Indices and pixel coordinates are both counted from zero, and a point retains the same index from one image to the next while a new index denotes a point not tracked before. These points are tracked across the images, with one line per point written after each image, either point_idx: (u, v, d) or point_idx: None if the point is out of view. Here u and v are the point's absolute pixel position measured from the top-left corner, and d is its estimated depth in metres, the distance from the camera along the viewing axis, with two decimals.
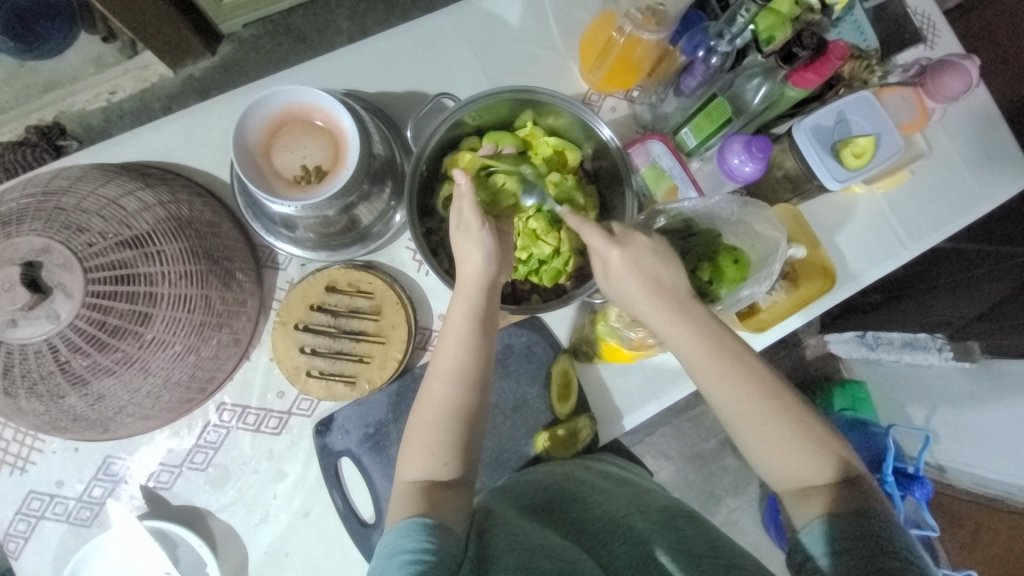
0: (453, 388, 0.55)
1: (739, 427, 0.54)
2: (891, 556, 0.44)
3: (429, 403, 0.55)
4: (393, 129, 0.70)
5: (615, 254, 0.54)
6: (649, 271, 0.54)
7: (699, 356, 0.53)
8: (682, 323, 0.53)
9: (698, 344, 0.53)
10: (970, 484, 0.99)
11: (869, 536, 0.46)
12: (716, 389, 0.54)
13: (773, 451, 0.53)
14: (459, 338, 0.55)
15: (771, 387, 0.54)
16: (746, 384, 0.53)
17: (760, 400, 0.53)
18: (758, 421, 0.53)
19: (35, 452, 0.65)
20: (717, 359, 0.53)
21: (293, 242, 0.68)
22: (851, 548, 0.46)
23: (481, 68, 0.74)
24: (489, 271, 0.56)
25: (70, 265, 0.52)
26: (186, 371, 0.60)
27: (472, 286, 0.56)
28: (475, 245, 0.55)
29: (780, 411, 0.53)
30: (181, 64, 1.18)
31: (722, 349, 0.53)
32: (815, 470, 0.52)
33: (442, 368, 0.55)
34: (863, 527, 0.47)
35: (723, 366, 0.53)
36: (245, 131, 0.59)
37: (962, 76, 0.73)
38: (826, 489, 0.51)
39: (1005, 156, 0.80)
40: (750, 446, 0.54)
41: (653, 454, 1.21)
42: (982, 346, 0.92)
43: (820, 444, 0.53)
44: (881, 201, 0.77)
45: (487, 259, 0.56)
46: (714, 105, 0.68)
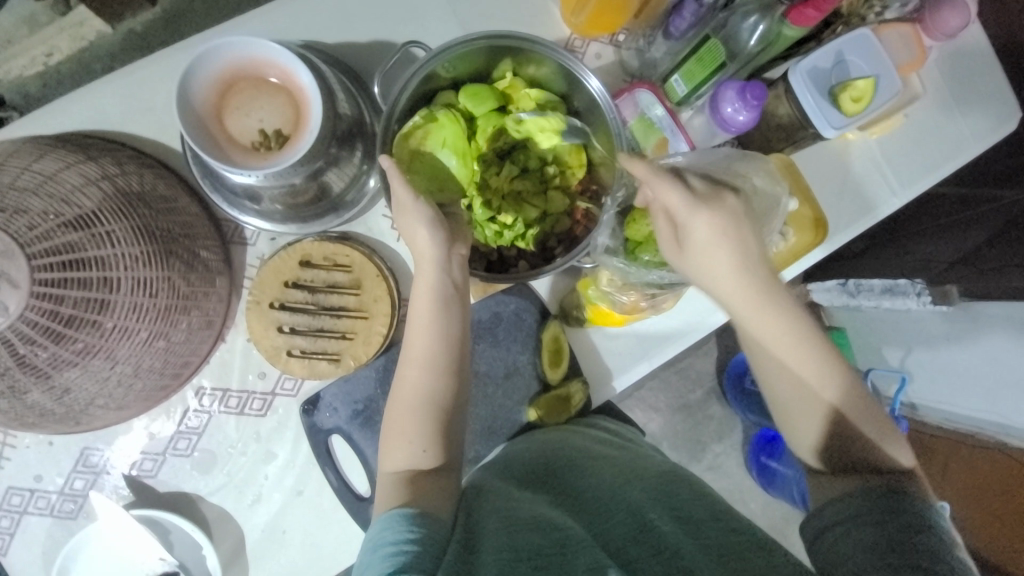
0: (425, 374, 0.53)
1: (787, 402, 0.54)
2: (915, 531, 0.46)
3: (403, 391, 0.53)
4: (360, 85, 0.64)
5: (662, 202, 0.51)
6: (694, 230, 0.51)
7: (755, 329, 0.53)
8: (728, 287, 0.52)
9: (756, 317, 0.53)
10: (940, 420, 1.04)
11: (894, 512, 0.47)
12: (771, 363, 0.54)
13: (814, 429, 0.53)
14: (425, 321, 0.53)
15: (829, 368, 0.53)
16: (804, 361, 0.53)
17: (814, 379, 0.53)
18: (808, 398, 0.53)
19: (8, 448, 0.62)
20: (774, 334, 0.53)
21: (260, 216, 0.63)
22: (874, 521, 0.47)
23: (453, 12, 0.67)
24: (439, 242, 0.54)
25: (12, 253, 0.47)
26: (157, 358, 0.57)
27: (430, 261, 0.54)
28: (420, 218, 0.53)
29: (832, 393, 0.53)
30: (119, 17, 1.06)
31: (782, 326, 0.53)
32: (858, 453, 0.52)
33: (413, 354, 0.54)
34: (890, 504, 0.48)
35: (779, 341, 0.53)
36: (191, 92, 0.53)
37: (960, 12, 0.69)
38: (860, 472, 0.52)
39: (1001, 94, 0.77)
40: (792, 421, 0.55)
41: (642, 408, 1.23)
42: (959, 289, 0.93)
43: (869, 430, 0.53)
44: (874, 147, 0.74)
45: (437, 239, 0.54)
46: (707, 48, 0.63)
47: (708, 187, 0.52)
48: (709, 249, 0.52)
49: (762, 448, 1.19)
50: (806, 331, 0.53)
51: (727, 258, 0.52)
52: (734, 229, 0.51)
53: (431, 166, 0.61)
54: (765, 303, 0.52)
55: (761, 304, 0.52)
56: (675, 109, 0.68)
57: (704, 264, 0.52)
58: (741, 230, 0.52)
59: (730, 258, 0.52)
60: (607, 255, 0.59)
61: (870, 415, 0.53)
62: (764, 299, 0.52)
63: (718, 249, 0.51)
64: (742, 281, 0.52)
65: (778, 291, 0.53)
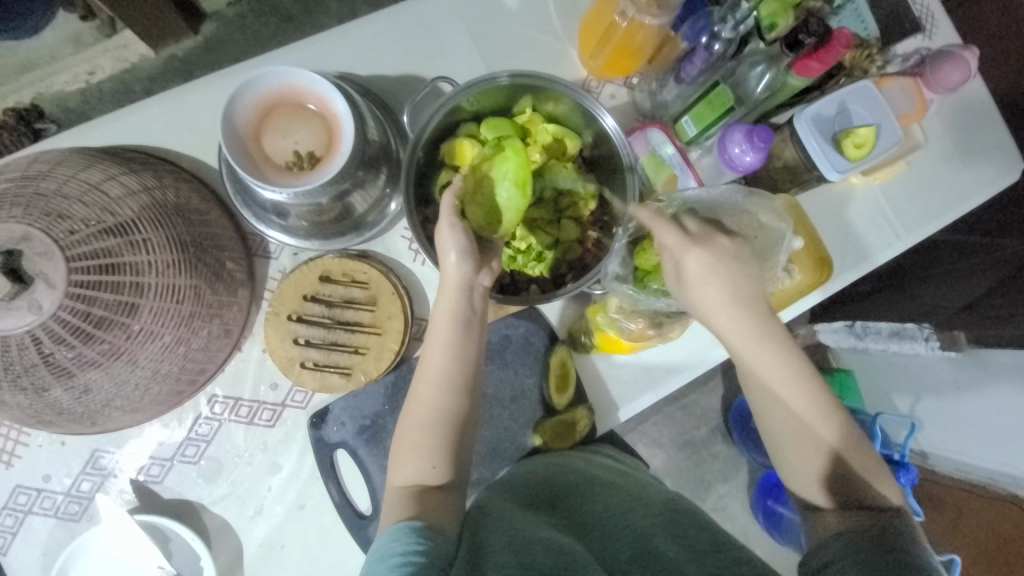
0: (439, 394, 0.54)
1: (779, 436, 0.55)
2: (908, 569, 0.46)
3: (415, 409, 0.54)
4: (388, 114, 0.68)
5: (693, 253, 0.52)
6: (706, 266, 0.52)
7: (752, 362, 0.54)
8: (737, 320, 0.53)
9: (754, 350, 0.54)
10: (953, 470, 1.02)
11: (886, 550, 0.48)
12: (766, 395, 0.55)
13: (808, 464, 0.54)
14: (444, 344, 0.54)
15: (823, 405, 0.54)
16: (798, 396, 0.54)
17: (808, 414, 0.54)
18: (801, 434, 0.54)
19: (20, 446, 0.63)
20: (771, 367, 0.54)
21: (284, 231, 0.66)
22: (867, 559, 0.48)
23: (478, 51, 0.72)
24: (467, 271, 0.55)
25: (51, 254, 0.49)
26: (176, 363, 0.59)
27: (455, 286, 0.55)
28: (451, 243, 0.54)
29: (824, 428, 0.54)
30: (163, 44, 1.14)
31: (780, 360, 0.54)
32: (852, 490, 0.53)
33: (429, 373, 0.54)
34: (882, 543, 0.48)
35: (776, 377, 0.54)
36: (235, 114, 0.57)
37: (960, 67, 0.73)
38: (854, 510, 0.52)
39: (1001, 148, 0.80)
40: (785, 455, 0.55)
41: (645, 443, 1.22)
42: (967, 336, 0.93)
43: (862, 467, 0.53)
44: (877, 192, 0.77)
45: (465, 257, 0.55)
46: (716, 93, 0.67)
47: (703, 228, 0.54)
48: (708, 283, 0.53)
49: (767, 491, 1.16)
50: (803, 367, 0.54)
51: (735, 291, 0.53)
52: (724, 266, 0.53)
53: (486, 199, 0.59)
54: (767, 336, 0.54)
55: (760, 337, 0.54)
56: (685, 148, 0.71)
57: (715, 296, 0.53)
58: (734, 265, 0.53)
59: (726, 288, 0.53)
60: (617, 282, 0.60)
61: (863, 453, 0.54)
62: (764, 335, 0.54)
63: (730, 279, 0.52)
64: (747, 315, 0.53)
65: (779, 329, 0.54)
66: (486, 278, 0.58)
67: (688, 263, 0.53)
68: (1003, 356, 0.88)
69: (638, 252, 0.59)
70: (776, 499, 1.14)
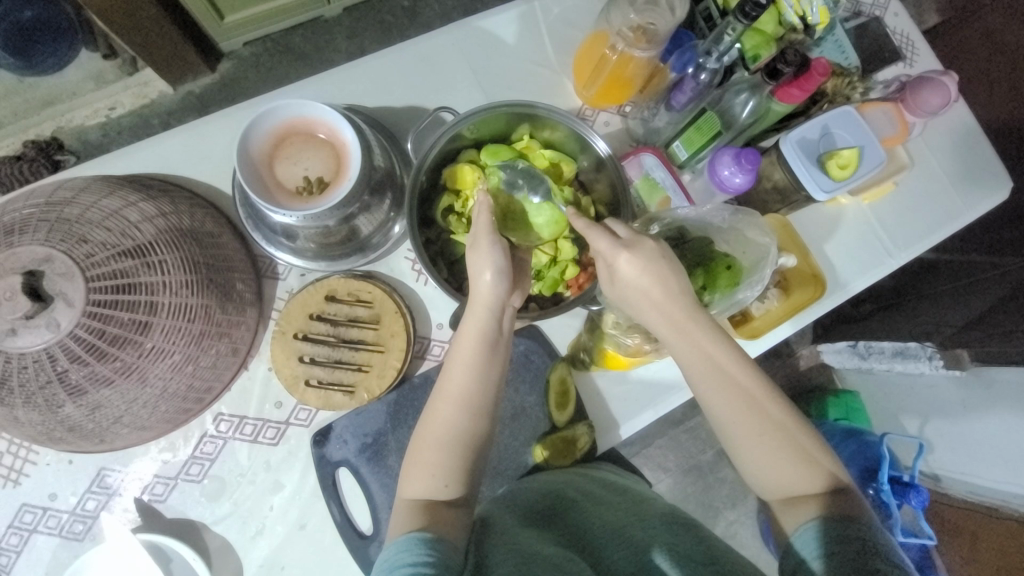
0: (458, 412, 0.55)
1: (731, 433, 0.55)
2: (874, 557, 0.45)
3: (433, 426, 0.55)
4: (394, 142, 0.72)
5: (621, 256, 0.54)
6: (645, 271, 0.53)
7: (696, 361, 0.54)
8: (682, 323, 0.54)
9: (695, 350, 0.54)
10: (966, 493, 0.99)
11: (850, 539, 0.47)
12: (712, 394, 0.55)
13: (763, 458, 0.54)
14: (469, 362, 0.55)
15: (767, 397, 0.55)
16: (741, 390, 0.54)
17: (752, 407, 0.54)
18: (750, 428, 0.54)
19: (29, 464, 0.65)
20: (712, 364, 0.54)
21: (293, 252, 0.69)
22: (835, 552, 0.47)
23: (478, 84, 0.76)
24: (501, 291, 0.56)
25: (72, 274, 0.52)
26: (184, 382, 0.60)
27: (485, 305, 0.56)
28: (487, 263, 0.55)
29: (772, 419, 0.54)
30: (181, 81, 1.20)
31: (718, 355, 0.54)
32: (804, 478, 0.53)
33: (449, 391, 0.55)
34: (843, 531, 0.48)
35: (719, 373, 0.54)
36: (250, 143, 0.60)
37: (940, 92, 0.76)
38: (809, 498, 0.52)
39: (988, 169, 0.83)
40: (740, 453, 0.55)
41: (650, 467, 1.20)
42: (970, 354, 0.92)
43: (808, 454, 0.54)
44: (866, 211, 0.79)
45: (499, 279, 0.56)
46: (704, 119, 0.70)
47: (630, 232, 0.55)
48: (642, 281, 0.54)
49: None
50: (741, 360, 0.55)
51: (670, 290, 0.54)
52: (651, 264, 0.54)
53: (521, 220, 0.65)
54: (703, 333, 0.54)
55: (698, 336, 0.54)
56: (678, 171, 0.75)
57: (647, 296, 0.54)
58: (663, 264, 0.54)
59: (658, 287, 0.53)
60: (612, 298, 0.63)
61: (807, 438, 0.55)
62: (702, 333, 0.54)
63: (659, 278, 0.53)
64: (684, 312, 0.54)
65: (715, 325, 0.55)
66: (516, 300, 0.60)
67: (619, 266, 0.54)
68: (1007, 374, 0.88)
69: None
70: None
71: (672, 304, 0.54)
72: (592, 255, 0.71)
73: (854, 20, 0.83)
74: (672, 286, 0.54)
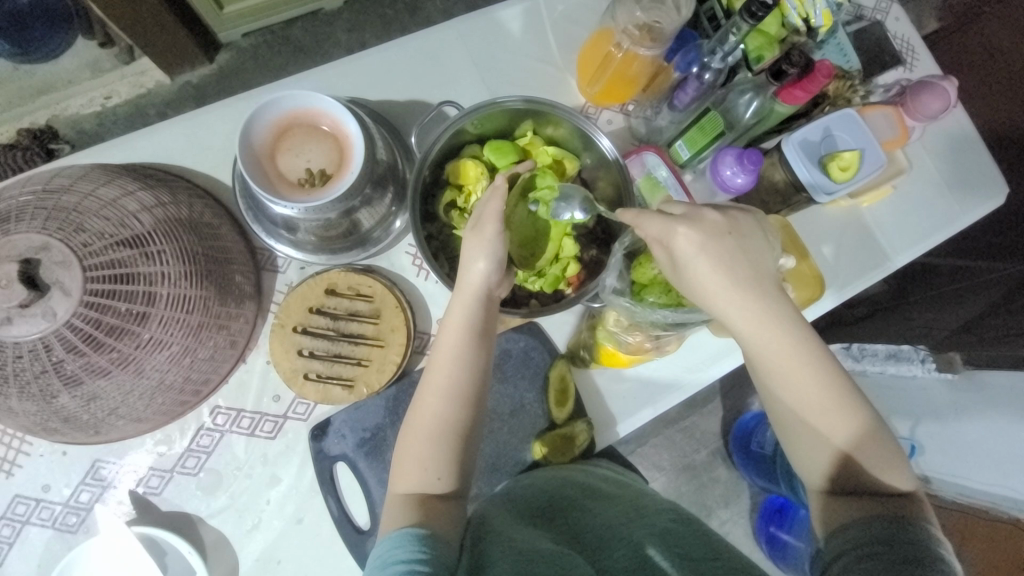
0: (446, 404, 0.54)
1: (789, 421, 0.54)
2: (917, 565, 0.44)
3: (419, 419, 0.55)
4: (396, 136, 0.72)
5: (681, 233, 0.52)
6: (711, 257, 0.52)
7: (758, 345, 0.53)
8: (737, 304, 0.53)
9: (765, 334, 0.52)
10: (955, 494, 0.95)
11: (893, 543, 0.46)
12: (773, 381, 0.53)
13: (819, 450, 0.53)
14: (455, 354, 0.55)
15: (835, 391, 0.52)
16: (810, 381, 0.52)
17: (820, 400, 0.52)
18: (809, 418, 0.53)
19: (22, 456, 0.64)
20: (781, 352, 0.52)
21: (293, 245, 0.69)
22: (874, 553, 0.46)
23: (482, 79, 0.76)
24: (490, 280, 0.56)
25: (69, 263, 0.51)
26: (181, 374, 0.59)
27: (472, 294, 0.56)
28: (481, 251, 0.55)
29: (836, 413, 0.52)
30: (179, 70, 1.19)
31: (791, 343, 0.52)
32: (857, 478, 0.52)
33: (437, 382, 0.55)
34: (889, 534, 0.46)
35: (785, 362, 0.52)
36: (252, 134, 0.60)
37: (940, 96, 0.76)
38: (859, 497, 0.51)
39: (984, 173, 0.84)
40: (794, 440, 0.55)
41: (645, 466, 1.21)
42: (962, 357, 0.99)
43: (874, 457, 0.52)
44: (866, 214, 0.80)
45: (490, 268, 0.55)
46: (707, 118, 0.70)
47: (690, 208, 0.54)
48: (703, 266, 0.52)
49: (770, 517, 1.16)
50: (806, 347, 0.52)
51: (738, 271, 0.53)
52: (716, 245, 0.52)
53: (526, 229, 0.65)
54: (776, 319, 0.52)
55: (768, 320, 0.53)
56: (680, 170, 0.74)
57: (714, 278, 0.52)
58: (729, 248, 0.53)
59: (722, 271, 0.52)
60: (615, 296, 0.60)
61: (877, 441, 0.52)
62: (773, 316, 0.53)
63: (725, 261, 0.52)
64: (752, 297, 0.52)
65: (782, 310, 0.53)
66: (501, 291, 0.59)
67: (677, 243, 0.53)
68: (999, 376, 0.91)
69: (635, 266, 0.61)
70: (780, 525, 1.15)
71: (737, 287, 0.52)
72: (593, 253, 0.71)
73: (856, 23, 0.83)
74: (738, 271, 0.53)
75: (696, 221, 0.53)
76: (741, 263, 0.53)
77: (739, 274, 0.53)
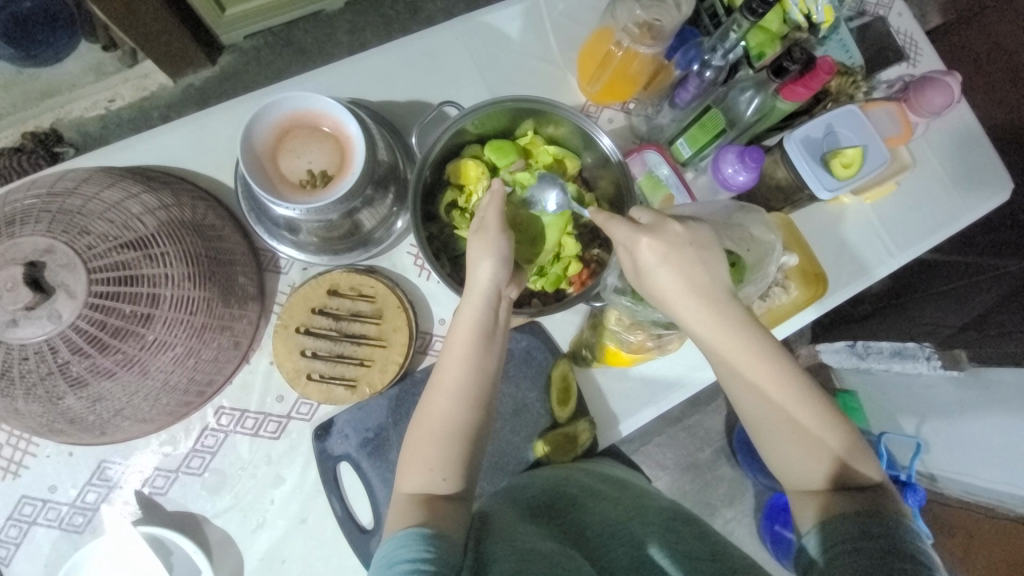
0: (455, 406, 0.55)
1: (759, 423, 0.54)
2: (898, 558, 0.43)
3: (429, 419, 0.55)
4: (397, 136, 0.72)
5: (643, 241, 0.53)
6: (673, 265, 0.52)
7: (722, 351, 0.53)
8: (700, 312, 0.53)
9: (727, 340, 0.53)
10: (962, 492, 0.97)
11: (874, 537, 0.45)
12: (738, 384, 0.54)
13: (792, 451, 0.53)
14: (464, 355, 0.55)
15: (798, 388, 0.53)
16: (774, 381, 0.53)
17: (784, 399, 0.53)
18: (775, 418, 0.53)
19: (28, 457, 0.65)
20: (744, 355, 0.53)
21: (295, 246, 0.69)
22: (857, 547, 0.45)
23: (483, 79, 0.76)
24: (500, 281, 0.57)
25: (74, 266, 0.51)
26: (185, 375, 0.60)
27: (480, 296, 0.56)
28: (489, 253, 0.56)
29: (804, 410, 0.53)
30: (182, 73, 1.20)
31: (753, 346, 0.53)
32: (829, 475, 0.52)
33: (445, 383, 0.55)
34: (868, 527, 0.46)
35: (749, 365, 0.53)
36: (253, 136, 0.60)
37: (943, 92, 0.76)
38: (833, 492, 0.51)
39: (987, 169, 0.83)
40: (766, 442, 0.54)
41: (649, 464, 1.20)
42: (968, 354, 0.94)
43: (844, 450, 0.52)
44: (868, 211, 0.79)
45: (499, 270, 0.56)
46: (709, 116, 0.70)
47: (654, 218, 0.54)
48: (666, 274, 0.53)
49: (774, 515, 1.15)
50: (767, 350, 0.53)
51: (698, 280, 0.53)
52: (678, 253, 0.53)
53: (527, 227, 0.65)
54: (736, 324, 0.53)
55: (728, 326, 0.53)
56: (681, 169, 0.74)
57: (676, 286, 0.53)
58: (692, 254, 0.53)
59: (684, 279, 0.53)
60: (616, 295, 0.60)
61: (845, 433, 0.53)
62: (734, 322, 0.53)
63: (686, 269, 0.52)
64: (714, 304, 0.52)
65: (742, 314, 0.53)
66: (511, 293, 0.60)
67: (640, 252, 0.53)
68: (1003, 374, 0.89)
69: None
70: (784, 524, 1.13)
71: (699, 293, 0.53)
72: (595, 252, 0.71)
73: (859, 20, 0.83)
74: (698, 277, 0.53)
75: (659, 232, 0.53)
76: (703, 270, 0.53)
77: (700, 283, 0.53)
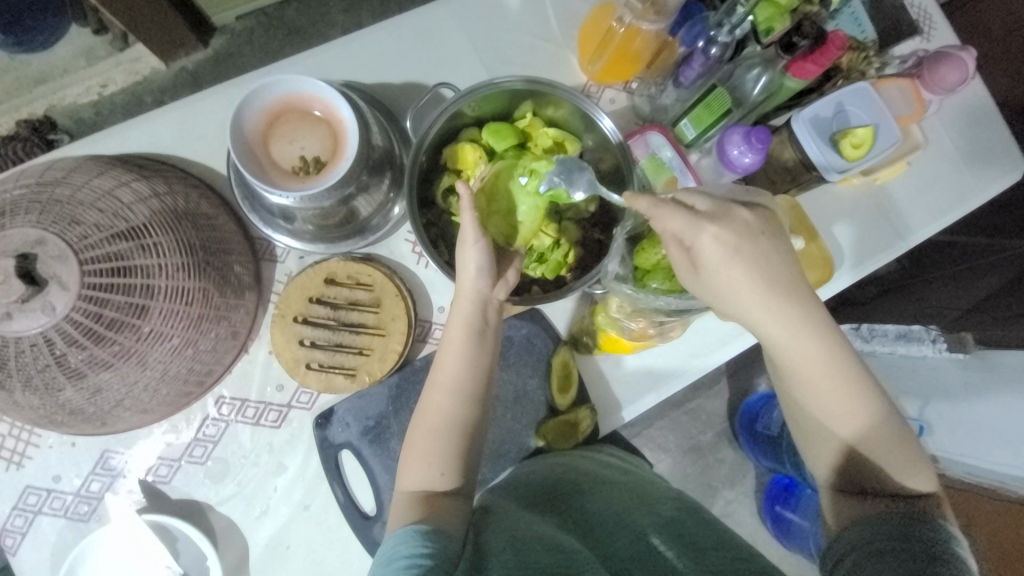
0: (452, 401, 0.55)
1: (804, 415, 0.55)
2: (931, 562, 0.44)
3: (428, 416, 0.55)
4: (392, 120, 0.70)
5: (707, 236, 0.50)
6: (740, 263, 0.51)
7: (775, 345, 0.53)
8: (762, 307, 0.52)
9: (791, 340, 0.52)
10: (962, 474, 0.94)
11: (909, 540, 0.46)
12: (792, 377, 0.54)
13: (830, 442, 0.54)
14: (461, 349, 0.55)
15: (859, 397, 0.52)
16: (831, 382, 0.52)
17: (840, 400, 0.52)
18: (827, 413, 0.53)
19: (32, 448, 0.65)
20: (802, 356, 0.52)
21: (291, 234, 0.68)
22: (888, 548, 0.46)
23: (479, 59, 0.73)
24: (484, 284, 0.56)
25: (65, 257, 0.50)
26: (184, 365, 0.59)
27: (470, 298, 0.56)
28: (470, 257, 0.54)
29: (852, 415, 0.52)
30: (174, 56, 1.17)
31: (810, 343, 0.52)
32: (868, 474, 0.53)
33: (443, 381, 0.55)
34: (905, 531, 0.47)
35: (807, 363, 0.52)
36: (244, 121, 0.58)
37: (958, 68, 0.73)
38: (873, 496, 0.51)
39: (1001, 149, 0.80)
40: (810, 433, 0.55)
41: (650, 447, 1.20)
42: (975, 337, 0.93)
43: (887, 455, 0.52)
44: (878, 191, 0.77)
45: (481, 271, 0.55)
46: (713, 96, 0.68)
47: (717, 205, 0.52)
48: (733, 270, 0.51)
49: (775, 497, 1.17)
50: (831, 349, 0.52)
51: (765, 275, 0.51)
52: (746, 250, 0.51)
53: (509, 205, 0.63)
54: (799, 320, 0.52)
55: (792, 322, 0.52)
56: (685, 150, 0.72)
57: (741, 280, 0.51)
58: (759, 255, 0.51)
59: (750, 275, 0.51)
60: (617, 282, 0.59)
61: (894, 442, 0.52)
62: (793, 319, 0.52)
63: (756, 264, 0.51)
64: (785, 303, 0.52)
65: (813, 310, 0.52)
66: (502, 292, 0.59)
67: (703, 245, 0.50)
68: (1013, 357, 0.87)
69: (638, 251, 0.59)
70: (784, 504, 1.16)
71: (766, 289, 0.51)
72: (595, 236, 0.69)
73: None
74: (766, 272, 0.51)
75: (725, 218, 0.51)
76: (771, 275, 0.51)
77: (769, 283, 0.51)
